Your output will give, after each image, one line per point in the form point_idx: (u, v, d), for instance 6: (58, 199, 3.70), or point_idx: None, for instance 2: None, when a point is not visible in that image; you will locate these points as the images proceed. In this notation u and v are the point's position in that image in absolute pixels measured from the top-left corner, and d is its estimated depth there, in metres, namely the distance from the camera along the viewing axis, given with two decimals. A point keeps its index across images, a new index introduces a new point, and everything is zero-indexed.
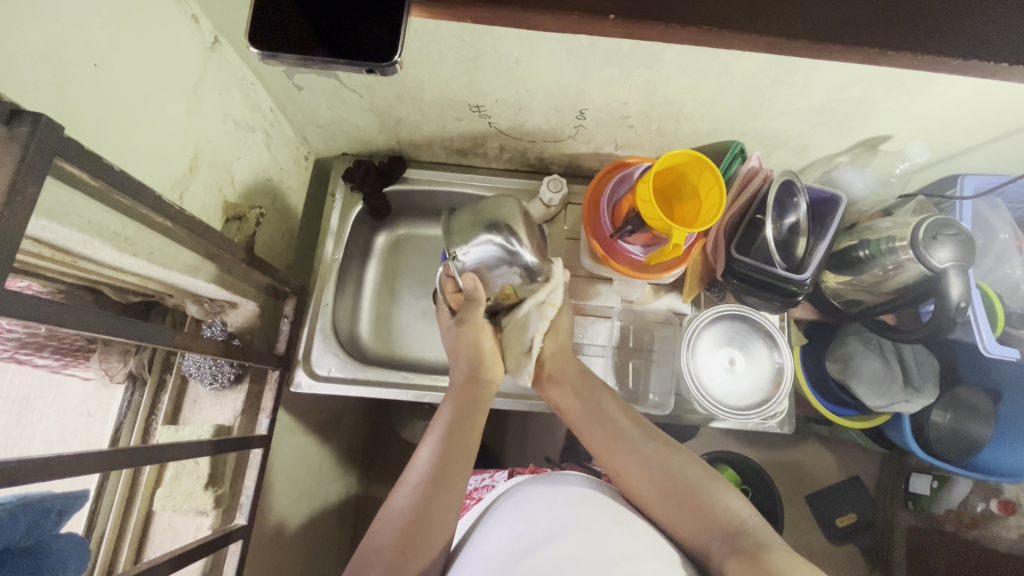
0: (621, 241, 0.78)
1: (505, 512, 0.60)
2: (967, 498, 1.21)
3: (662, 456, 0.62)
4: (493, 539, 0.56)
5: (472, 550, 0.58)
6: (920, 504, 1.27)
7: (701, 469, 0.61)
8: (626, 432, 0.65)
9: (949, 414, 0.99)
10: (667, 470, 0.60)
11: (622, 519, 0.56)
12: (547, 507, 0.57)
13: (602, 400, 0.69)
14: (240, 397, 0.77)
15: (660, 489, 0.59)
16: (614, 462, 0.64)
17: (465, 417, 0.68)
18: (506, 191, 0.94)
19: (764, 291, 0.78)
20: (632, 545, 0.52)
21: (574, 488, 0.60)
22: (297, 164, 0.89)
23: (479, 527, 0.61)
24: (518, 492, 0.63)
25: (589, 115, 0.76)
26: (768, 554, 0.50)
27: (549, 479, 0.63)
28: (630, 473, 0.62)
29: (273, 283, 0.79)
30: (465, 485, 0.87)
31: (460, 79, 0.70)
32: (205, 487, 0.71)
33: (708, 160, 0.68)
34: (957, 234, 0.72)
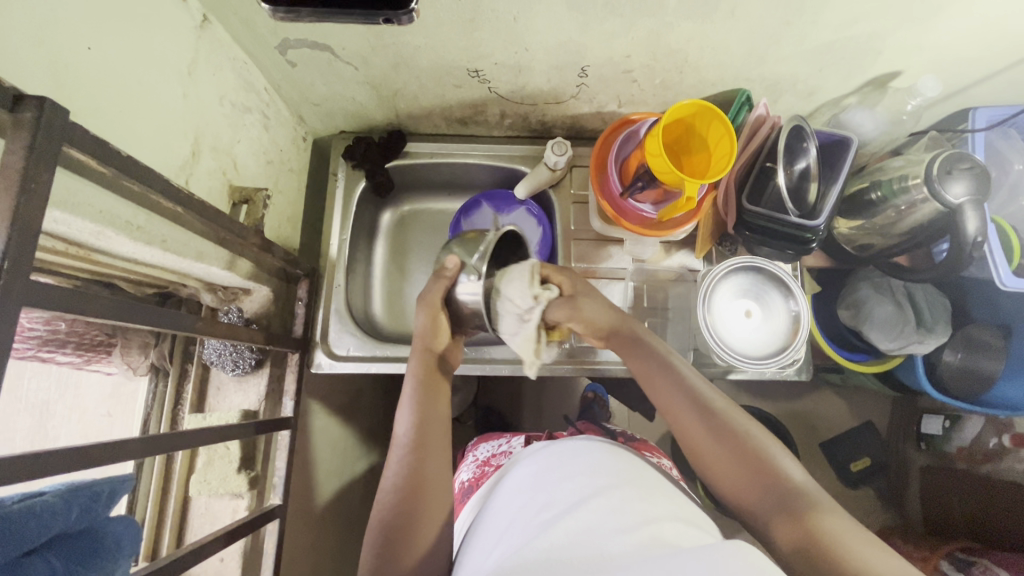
0: (630, 200, 0.77)
1: (528, 482, 0.60)
2: (979, 434, 1.27)
3: (723, 413, 0.60)
4: (518, 511, 0.56)
5: (490, 521, 0.59)
6: (931, 444, 1.33)
7: (762, 431, 0.59)
8: (696, 391, 0.62)
9: (961, 352, 1.00)
10: (728, 427, 0.59)
11: (645, 488, 0.56)
12: (568, 476, 0.57)
13: (662, 353, 0.66)
14: (263, 382, 0.77)
15: (720, 439, 0.58)
16: (674, 415, 0.62)
17: (435, 384, 0.69)
18: (509, 158, 0.93)
19: (777, 240, 0.79)
20: (656, 514, 0.51)
21: (594, 459, 0.60)
22: (297, 145, 0.87)
23: (496, 504, 0.62)
24: (540, 462, 0.63)
25: (591, 72, 0.74)
26: (822, 522, 0.49)
27: (567, 447, 0.64)
28: (690, 423, 0.60)
29: (286, 266, 0.78)
30: (484, 451, 0.88)
31: (457, 43, 0.68)
32: (237, 471, 0.72)
33: (718, 109, 0.67)
34: (972, 168, 0.71)
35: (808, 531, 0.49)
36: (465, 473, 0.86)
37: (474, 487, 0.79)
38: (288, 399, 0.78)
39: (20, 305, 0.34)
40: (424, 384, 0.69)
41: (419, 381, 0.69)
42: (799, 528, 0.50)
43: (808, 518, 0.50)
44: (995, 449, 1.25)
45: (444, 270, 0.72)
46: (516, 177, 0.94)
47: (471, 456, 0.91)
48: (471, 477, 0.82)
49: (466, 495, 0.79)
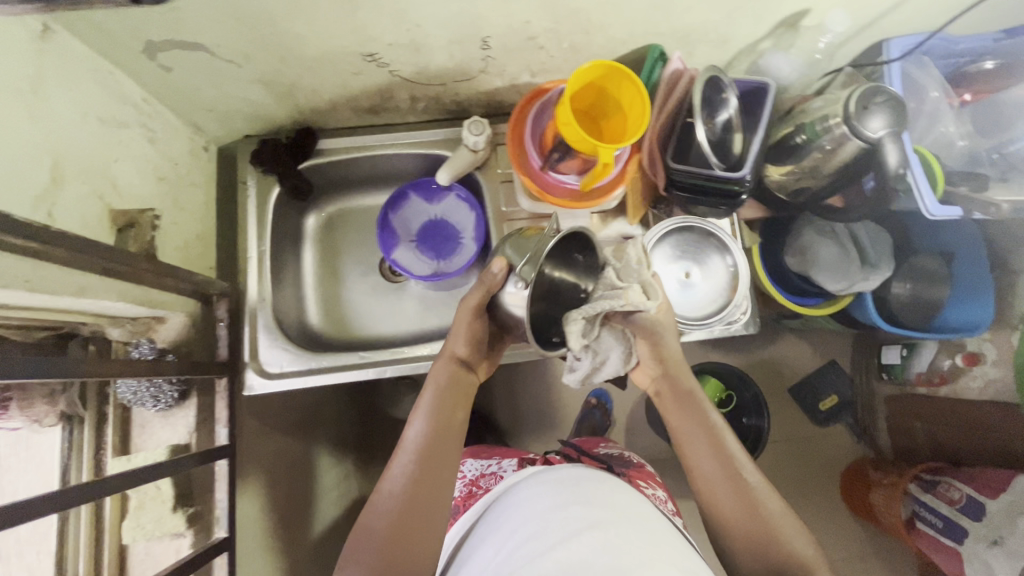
0: (552, 173, 0.74)
1: (524, 514, 0.62)
2: (934, 358, 1.26)
3: (750, 478, 0.63)
4: (510, 547, 0.58)
5: (481, 549, 0.63)
6: (893, 374, 1.37)
7: (784, 509, 0.62)
8: (727, 448, 0.65)
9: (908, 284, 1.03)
10: (746, 491, 0.62)
11: (635, 520, 0.59)
12: (562, 506, 0.61)
13: (705, 406, 0.69)
14: (191, 413, 0.73)
15: (739, 498, 0.62)
16: (699, 463, 0.66)
17: (456, 393, 0.66)
18: (428, 144, 0.89)
19: (708, 196, 0.77)
20: (650, 551, 0.54)
21: (590, 491, 0.64)
22: (197, 156, 0.81)
23: (488, 530, 0.65)
24: (541, 494, 0.65)
25: (494, 43, 0.70)
26: None
27: (562, 477, 0.67)
28: (715, 477, 0.64)
29: (199, 287, 0.73)
30: (468, 468, 0.88)
31: (341, 25, 0.63)
32: (173, 509, 0.68)
33: (627, 69, 0.64)
34: (888, 100, 0.70)
35: None
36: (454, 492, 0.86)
37: (461, 507, 0.80)
38: (222, 426, 0.74)
39: None
40: (439, 394, 0.66)
41: (442, 384, 0.67)
42: None
43: None
44: (949, 370, 1.23)
45: (490, 276, 0.67)
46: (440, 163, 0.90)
47: None
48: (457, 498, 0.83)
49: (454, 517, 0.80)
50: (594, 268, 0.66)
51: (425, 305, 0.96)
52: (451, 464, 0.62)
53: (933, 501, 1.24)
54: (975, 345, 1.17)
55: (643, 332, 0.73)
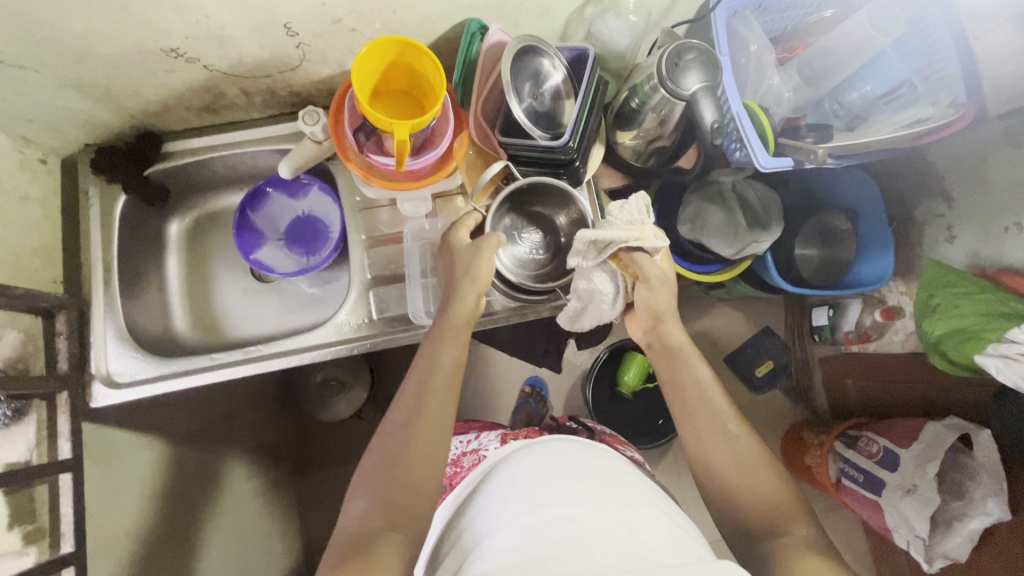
0: (373, 156, 0.73)
1: (529, 483, 0.65)
2: (859, 317, 1.32)
3: (743, 438, 0.65)
4: (513, 514, 0.61)
5: (479, 516, 0.65)
6: (824, 336, 1.41)
7: (770, 464, 0.64)
8: (715, 400, 0.68)
9: (817, 244, 1.23)
10: (742, 450, 0.65)
11: (617, 490, 0.64)
12: (552, 478, 0.65)
13: (693, 363, 0.71)
14: (31, 429, 0.71)
15: (736, 459, 0.64)
16: (700, 427, 0.68)
17: (454, 335, 0.68)
18: (277, 140, 0.88)
19: (538, 166, 0.77)
20: (624, 517, 0.60)
21: (573, 463, 0.68)
22: (31, 170, 0.79)
23: (489, 495, 0.67)
24: (528, 472, 0.67)
25: (298, 28, 0.69)
26: (802, 553, 0.56)
27: (542, 453, 0.70)
28: (716, 437, 0.66)
29: (29, 300, 0.71)
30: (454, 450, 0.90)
31: (121, 19, 0.61)
32: (8, 527, 0.66)
33: (420, 45, 0.63)
34: (699, 56, 0.69)
35: (795, 558, 0.56)
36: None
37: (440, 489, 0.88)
38: (65, 440, 0.73)
39: None
40: (442, 334, 0.69)
41: (440, 328, 0.69)
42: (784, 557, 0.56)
43: (797, 549, 0.56)
44: (873, 325, 1.29)
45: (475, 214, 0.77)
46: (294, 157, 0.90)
47: None
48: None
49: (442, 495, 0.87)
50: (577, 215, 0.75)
51: (300, 303, 0.95)
52: (448, 408, 0.65)
53: (854, 456, 1.26)
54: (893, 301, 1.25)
55: (640, 278, 0.71)
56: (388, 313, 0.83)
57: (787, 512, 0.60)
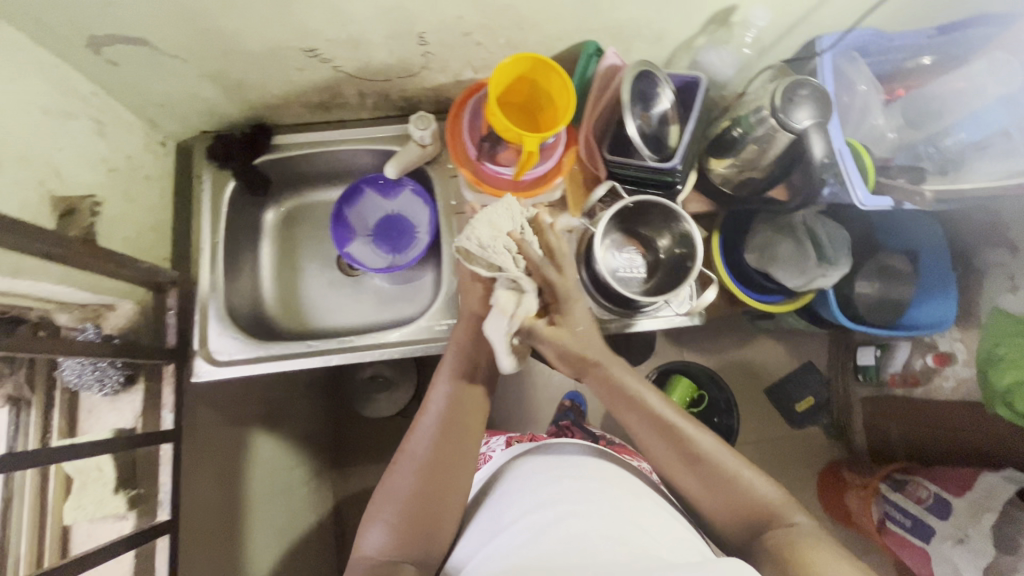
0: (487, 164, 0.76)
1: (526, 484, 0.67)
2: (908, 359, 1.29)
3: (705, 449, 0.66)
4: (512, 514, 0.63)
5: (479, 517, 0.67)
6: (868, 375, 1.37)
7: (746, 465, 0.66)
8: (669, 425, 0.68)
9: (874, 283, 1.22)
10: (710, 464, 0.65)
11: (629, 491, 0.65)
12: (559, 478, 0.66)
13: (641, 394, 0.70)
14: (138, 398, 0.75)
15: (697, 474, 0.65)
16: (657, 450, 0.68)
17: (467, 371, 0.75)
18: (381, 141, 0.91)
19: (643, 186, 0.79)
20: (633, 514, 0.61)
21: (588, 466, 0.69)
22: (153, 151, 0.83)
23: (495, 498, 0.68)
24: (539, 474, 0.68)
25: (430, 38, 0.72)
26: (791, 553, 0.55)
27: (552, 451, 0.72)
28: (669, 454, 0.67)
29: (148, 275, 0.75)
30: None
31: (276, 20, 0.65)
32: (115, 492, 0.70)
33: (551, 62, 0.66)
34: (813, 92, 0.72)
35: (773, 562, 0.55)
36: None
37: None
38: (168, 411, 0.76)
39: None
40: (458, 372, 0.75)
41: (464, 364, 0.75)
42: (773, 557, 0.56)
43: (780, 549, 0.56)
44: (921, 370, 1.26)
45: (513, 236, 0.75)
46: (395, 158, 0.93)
47: None
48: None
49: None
50: (683, 240, 0.73)
51: (382, 299, 0.97)
52: (465, 437, 0.69)
53: (902, 500, 1.24)
54: (946, 345, 1.21)
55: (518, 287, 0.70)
56: None
57: (768, 524, 0.60)
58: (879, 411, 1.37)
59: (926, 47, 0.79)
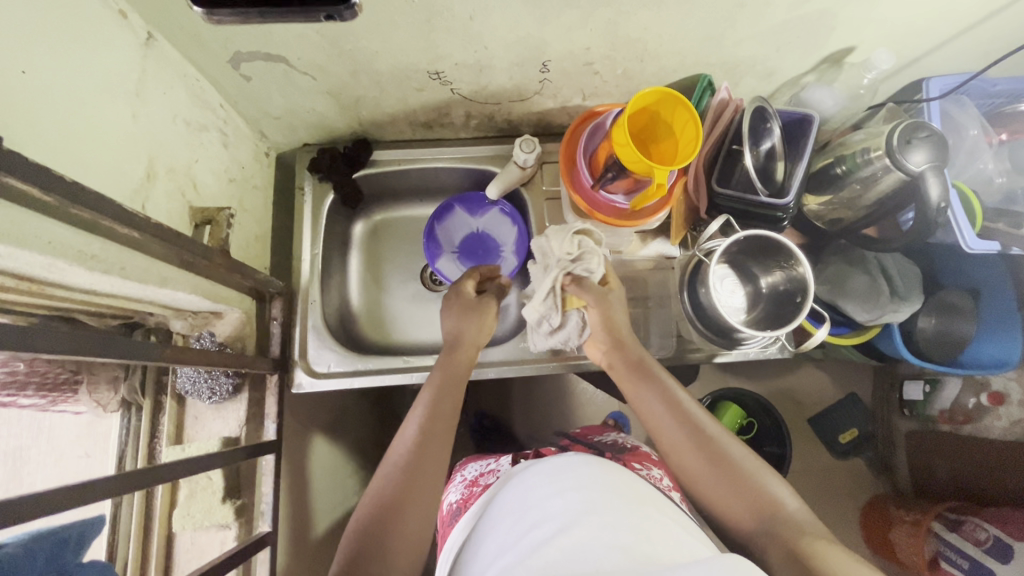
0: (602, 193, 0.76)
1: (529, 498, 0.62)
2: (958, 396, 1.22)
3: (720, 441, 0.65)
4: (510, 532, 0.58)
5: (484, 545, 0.62)
6: (915, 410, 1.30)
7: (759, 462, 0.64)
8: (688, 414, 0.67)
9: (934, 317, 1.05)
10: (726, 460, 0.63)
11: (627, 500, 0.59)
12: (557, 493, 0.60)
13: (661, 377, 0.71)
14: (242, 407, 0.76)
15: (712, 467, 0.63)
16: (675, 442, 0.66)
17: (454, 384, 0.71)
18: (478, 160, 0.92)
19: (750, 220, 0.79)
20: (638, 522, 0.54)
21: (581, 475, 0.64)
22: (260, 162, 0.85)
23: (489, 525, 0.64)
24: (535, 488, 0.63)
25: (553, 66, 0.74)
26: (802, 545, 0.53)
27: (550, 468, 0.67)
28: (686, 448, 0.65)
29: (259, 286, 0.76)
30: (473, 470, 0.91)
31: (414, 45, 0.67)
32: (223, 500, 0.71)
33: (681, 96, 0.67)
34: (929, 136, 0.73)
35: (790, 557, 0.52)
36: (454, 495, 0.85)
37: (463, 508, 0.79)
38: (270, 421, 0.77)
39: None
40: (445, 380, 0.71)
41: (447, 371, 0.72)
42: (786, 551, 0.54)
43: (797, 544, 0.53)
44: (974, 409, 1.20)
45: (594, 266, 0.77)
46: (489, 177, 0.94)
47: (459, 476, 0.92)
48: (458, 500, 0.82)
49: (456, 518, 0.79)
50: (796, 281, 0.73)
51: None
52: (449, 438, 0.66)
53: (958, 542, 1.13)
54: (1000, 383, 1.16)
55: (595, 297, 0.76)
56: None
57: (777, 515, 0.57)
58: (922, 448, 1.29)
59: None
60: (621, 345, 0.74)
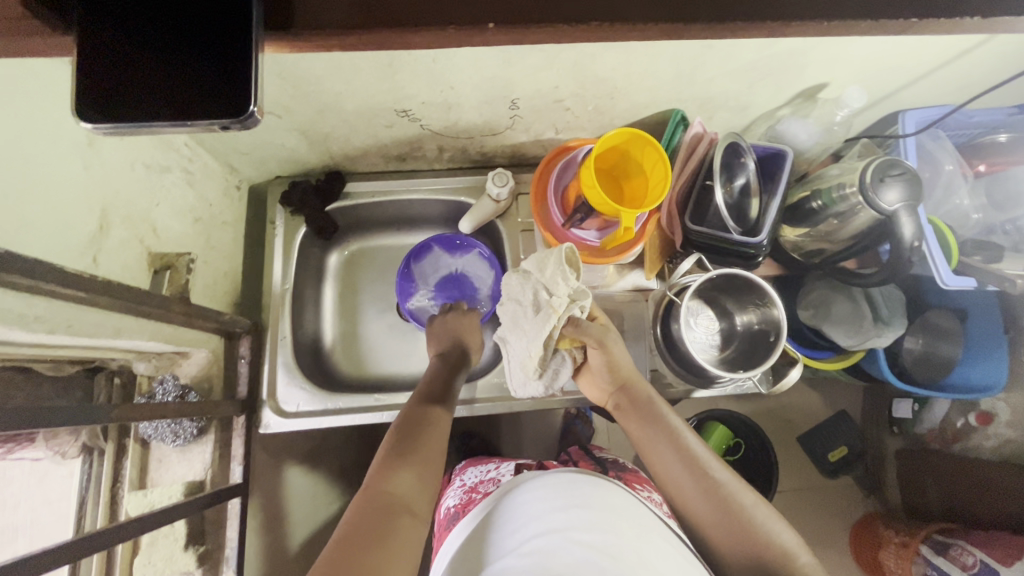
0: (573, 230, 0.75)
1: (527, 515, 0.59)
2: (946, 415, 1.22)
3: (727, 484, 0.63)
4: (513, 550, 0.56)
5: (477, 556, 0.58)
6: (904, 428, 1.30)
7: (765, 504, 0.62)
8: (694, 456, 0.66)
9: (921, 339, 1.03)
10: (731, 503, 0.61)
11: (631, 523, 0.57)
12: (562, 513, 0.57)
13: (667, 418, 0.70)
14: (208, 449, 0.75)
15: (716, 511, 0.61)
16: (680, 484, 0.65)
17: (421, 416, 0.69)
18: (453, 191, 0.91)
19: (723, 256, 0.78)
20: (643, 556, 0.53)
21: (584, 493, 0.61)
22: (231, 196, 0.84)
23: (479, 535, 0.61)
24: (534, 502, 0.61)
25: (522, 103, 0.73)
26: None
27: (546, 480, 0.64)
28: (692, 491, 0.63)
29: (225, 327, 0.75)
30: (471, 476, 0.88)
31: (378, 86, 0.66)
32: (185, 548, 0.70)
33: (649, 136, 0.66)
34: (903, 173, 0.72)
35: None
36: (452, 499, 0.84)
37: (460, 513, 0.78)
38: (236, 463, 0.77)
39: None
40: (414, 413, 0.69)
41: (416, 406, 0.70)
42: None
43: None
44: (962, 428, 1.19)
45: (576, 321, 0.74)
46: (464, 209, 0.93)
47: (459, 480, 0.90)
48: (457, 505, 0.80)
49: (453, 522, 0.78)
50: (769, 320, 0.72)
51: None
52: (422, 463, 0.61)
53: (944, 565, 1.08)
54: (987, 404, 1.15)
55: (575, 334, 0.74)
56: None
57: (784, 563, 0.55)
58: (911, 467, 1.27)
59: (1005, 124, 0.79)
60: (627, 385, 0.75)
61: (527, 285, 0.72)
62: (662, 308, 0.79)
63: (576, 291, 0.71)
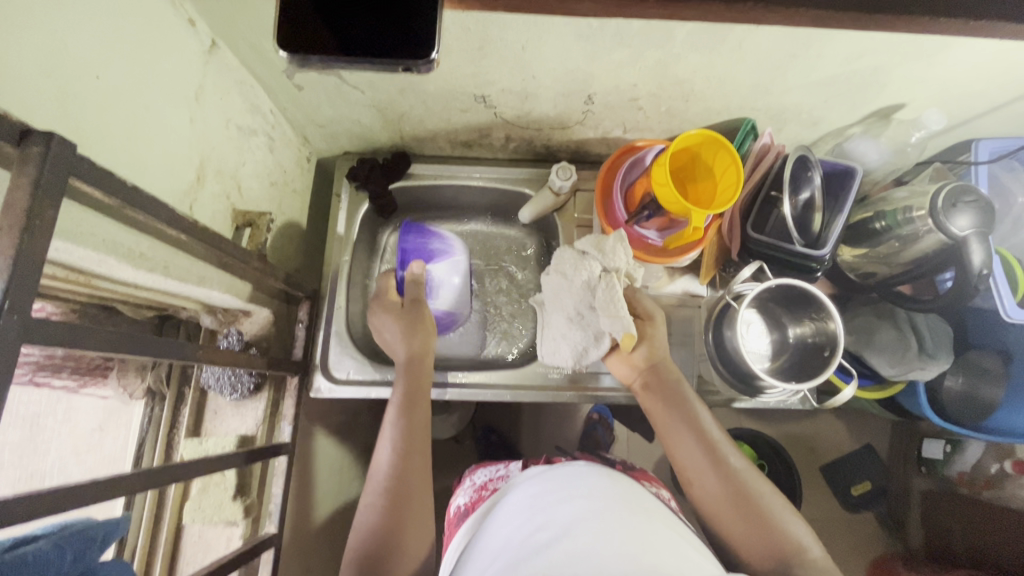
0: (636, 227, 0.76)
1: (529, 501, 0.58)
2: (980, 460, 1.17)
3: (745, 475, 0.63)
4: (511, 530, 0.54)
5: (485, 539, 0.58)
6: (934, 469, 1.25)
7: (779, 497, 0.63)
8: (714, 444, 0.66)
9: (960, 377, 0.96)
10: (748, 492, 0.62)
11: (638, 511, 0.54)
12: (563, 498, 0.56)
13: (692, 405, 0.70)
14: (261, 406, 0.77)
15: (734, 501, 0.61)
16: (698, 470, 0.65)
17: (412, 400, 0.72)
18: (513, 181, 0.93)
19: (783, 267, 0.78)
20: (647, 536, 0.49)
21: (592, 484, 0.59)
22: (302, 166, 0.87)
23: (490, 523, 0.60)
24: (540, 487, 0.60)
25: (597, 99, 0.74)
26: None
27: (557, 471, 0.63)
28: (709, 479, 0.64)
29: (287, 290, 0.78)
30: (480, 476, 0.87)
31: (465, 69, 0.68)
32: (233, 498, 0.72)
33: (723, 139, 0.67)
34: (976, 200, 0.72)
35: None
36: (463, 498, 0.84)
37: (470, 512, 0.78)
38: (286, 423, 0.79)
39: (36, 346, 0.35)
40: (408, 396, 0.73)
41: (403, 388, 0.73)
42: None
43: None
44: (996, 475, 1.13)
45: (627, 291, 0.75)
46: (521, 199, 0.94)
47: (468, 481, 0.89)
48: (467, 503, 0.81)
49: (462, 520, 0.79)
50: (824, 333, 0.72)
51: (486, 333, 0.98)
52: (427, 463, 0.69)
53: None
54: None
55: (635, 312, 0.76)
56: (590, 368, 0.86)
57: (798, 556, 0.56)
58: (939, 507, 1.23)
59: None
60: (659, 367, 0.74)
61: (583, 261, 0.73)
62: (718, 310, 0.79)
63: (630, 265, 0.74)
